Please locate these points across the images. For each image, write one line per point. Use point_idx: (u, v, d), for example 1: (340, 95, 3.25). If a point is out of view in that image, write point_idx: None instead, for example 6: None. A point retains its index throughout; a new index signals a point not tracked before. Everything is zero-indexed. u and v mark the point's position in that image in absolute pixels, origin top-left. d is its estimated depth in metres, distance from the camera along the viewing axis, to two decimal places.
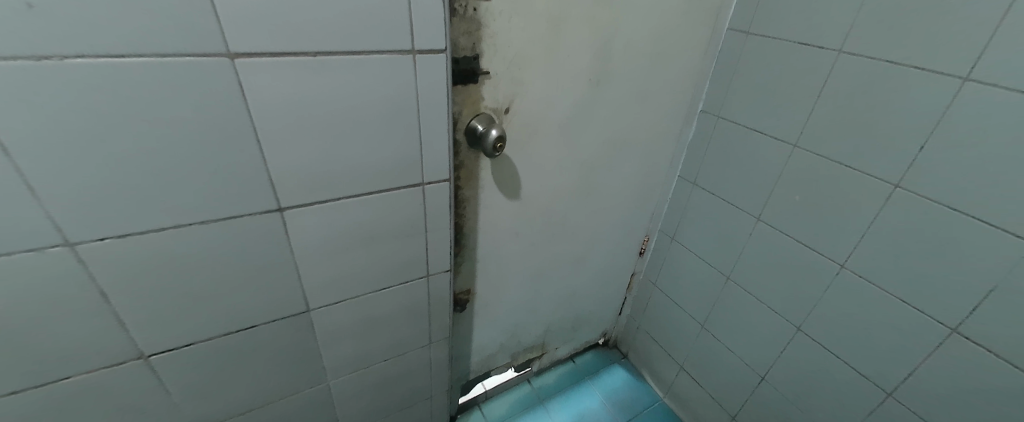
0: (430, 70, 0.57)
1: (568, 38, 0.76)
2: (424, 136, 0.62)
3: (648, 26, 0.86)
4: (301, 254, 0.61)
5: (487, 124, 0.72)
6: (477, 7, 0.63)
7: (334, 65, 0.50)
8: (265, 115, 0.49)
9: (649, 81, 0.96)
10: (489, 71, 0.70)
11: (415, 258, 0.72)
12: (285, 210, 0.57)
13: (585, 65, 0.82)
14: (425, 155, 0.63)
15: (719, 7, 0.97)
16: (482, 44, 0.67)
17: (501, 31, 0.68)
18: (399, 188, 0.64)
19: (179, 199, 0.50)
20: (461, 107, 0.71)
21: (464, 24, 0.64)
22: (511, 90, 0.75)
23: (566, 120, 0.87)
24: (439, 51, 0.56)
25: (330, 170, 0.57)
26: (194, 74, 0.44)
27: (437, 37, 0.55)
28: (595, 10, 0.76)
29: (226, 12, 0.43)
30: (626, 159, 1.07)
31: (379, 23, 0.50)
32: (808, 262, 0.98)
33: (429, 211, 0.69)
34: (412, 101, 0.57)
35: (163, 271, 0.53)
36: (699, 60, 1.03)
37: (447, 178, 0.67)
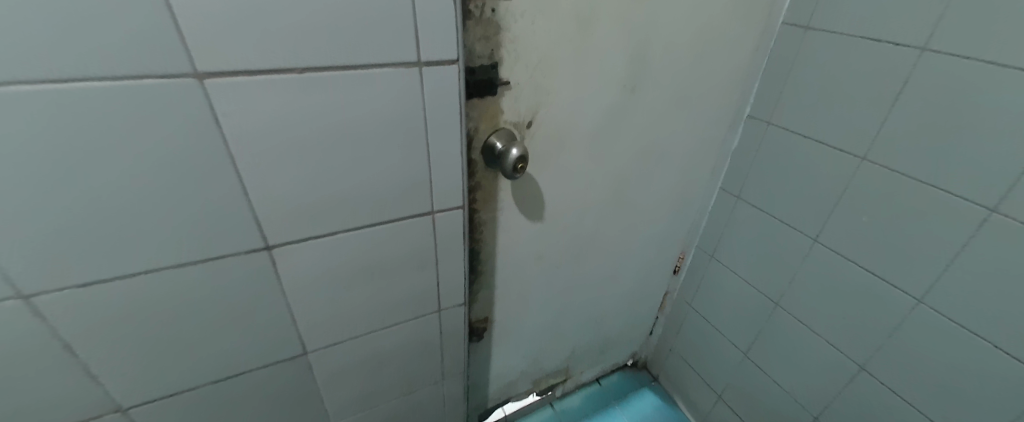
0: (440, 85, 0.48)
1: (600, 40, 0.66)
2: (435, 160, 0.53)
3: (691, 23, 0.75)
4: (297, 293, 0.54)
5: (507, 142, 0.63)
6: (495, 7, 0.54)
7: (325, 82, 0.42)
8: (245, 144, 0.42)
9: (691, 85, 0.85)
10: (509, 81, 0.61)
11: (426, 292, 0.64)
12: (273, 248, 0.49)
13: (619, 70, 0.72)
14: (435, 181, 0.54)
15: (774, 0, 0.85)
16: (502, 51, 0.58)
17: (524, 34, 0.58)
18: (406, 218, 0.55)
19: (148, 241, 0.43)
20: (477, 123, 0.62)
21: (480, 28, 0.55)
22: (535, 101, 0.65)
23: (598, 132, 0.77)
24: (451, 62, 0.47)
25: (325, 202, 0.49)
26: (156, 98, 0.37)
27: (449, 45, 0.46)
28: (631, 7, 0.65)
29: (189, 23, 0.35)
30: (663, 171, 0.96)
31: (378, 31, 0.41)
32: (876, 290, 0.85)
33: (441, 242, 0.60)
34: (419, 121, 0.49)
35: (136, 320, 0.47)
36: (748, 59, 0.91)
37: (460, 205, 0.58)
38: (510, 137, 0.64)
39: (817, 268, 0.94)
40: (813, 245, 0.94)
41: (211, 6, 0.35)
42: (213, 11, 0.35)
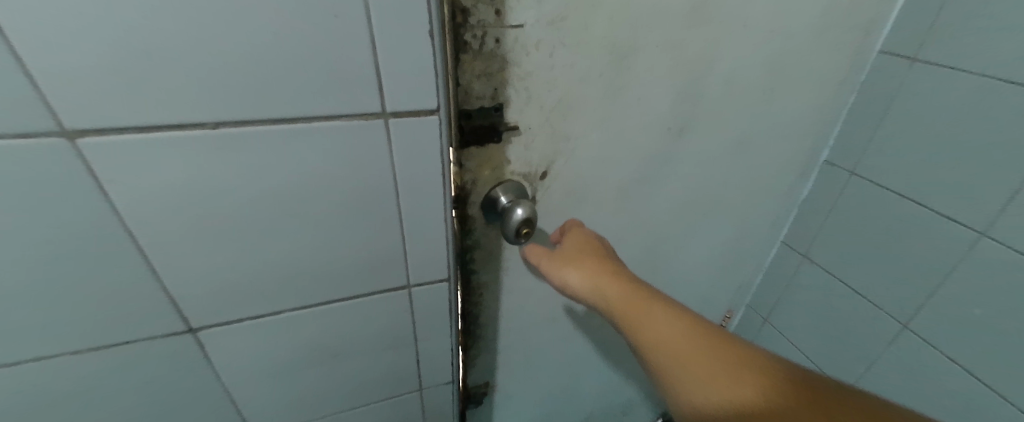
0: (411, 140, 0.38)
1: (643, 74, 0.50)
2: (408, 229, 0.44)
3: (765, 52, 0.58)
4: (234, 370, 0.46)
5: (512, 199, 0.51)
6: (499, 36, 0.40)
7: (257, 138, 0.33)
8: (149, 211, 0.34)
9: (758, 126, 0.67)
10: (517, 125, 0.47)
11: (402, 369, 0.56)
12: (198, 330, 0.42)
13: (667, 110, 0.56)
14: (409, 252, 0.45)
15: (873, 21, 0.66)
16: (508, 89, 0.44)
17: (539, 69, 0.44)
18: (376, 291, 0.47)
19: (40, 323, 0.36)
20: (475, 174, 0.49)
21: (478, 62, 0.41)
22: (551, 149, 0.51)
23: (632, 182, 0.62)
24: (428, 112, 0.37)
25: (274, 276, 0.41)
26: (15, 162, 0.29)
27: (424, 92, 0.36)
28: (687, 32, 0.49)
29: (44, 72, 0.26)
30: (714, 227, 0.79)
31: (320, 76, 0.32)
32: (967, 390, 0.70)
33: (419, 316, 0.51)
34: (387, 183, 0.40)
35: (48, 402, 0.41)
36: (833, 94, 0.72)
37: (445, 277, 0.49)
38: (517, 190, 0.52)
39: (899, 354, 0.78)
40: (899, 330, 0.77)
41: (72, 50, 0.26)
42: (78, 58, 0.26)
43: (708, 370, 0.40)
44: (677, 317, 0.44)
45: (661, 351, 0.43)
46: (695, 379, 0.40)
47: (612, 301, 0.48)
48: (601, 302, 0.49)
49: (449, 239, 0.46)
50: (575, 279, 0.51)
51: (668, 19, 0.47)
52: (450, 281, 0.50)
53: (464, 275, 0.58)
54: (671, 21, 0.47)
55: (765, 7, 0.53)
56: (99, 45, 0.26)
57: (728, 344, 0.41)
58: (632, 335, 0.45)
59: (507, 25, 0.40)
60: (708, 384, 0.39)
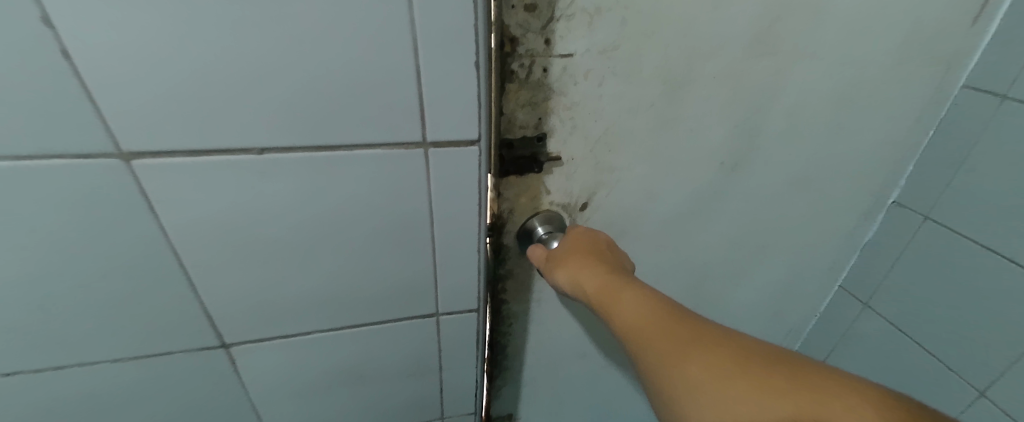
0: (447, 170, 0.37)
1: (697, 104, 0.47)
2: (441, 257, 0.42)
3: (830, 84, 0.53)
4: (260, 389, 0.46)
5: (550, 231, 0.49)
6: (547, 65, 0.39)
7: (300, 166, 0.33)
8: (191, 231, 0.34)
9: (820, 164, 0.62)
10: (560, 156, 0.45)
11: (426, 396, 0.55)
12: (231, 348, 0.42)
13: (719, 144, 0.52)
14: (439, 282, 0.44)
15: (959, 53, 0.59)
16: (552, 119, 0.42)
17: (586, 99, 0.42)
18: (404, 317, 0.46)
19: (88, 333, 0.38)
20: (512, 202, 0.48)
21: (522, 92, 0.40)
22: (594, 181, 0.49)
23: (678, 218, 0.58)
24: (468, 142, 0.36)
25: (305, 300, 0.41)
26: (76, 180, 0.30)
27: (465, 121, 0.35)
28: (745, 64, 0.46)
29: (109, 98, 0.27)
30: (762, 268, 0.73)
31: (363, 107, 0.32)
32: None
33: (446, 346, 0.50)
34: (421, 212, 0.39)
35: (86, 406, 0.42)
36: (907, 131, 0.66)
37: (475, 307, 0.48)
38: (556, 222, 0.49)
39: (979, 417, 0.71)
40: (984, 390, 0.70)
41: (136, 76, 0.27)
42: (140, 83, 0.27)
43: (704, 367, 0.31)
44: (673, 315, 0.35)
45: (650, 354, 0.34)
46: (693, 388, 0.31)
47: (604, 299, 0.40)
48: (595, 303, 0.41)
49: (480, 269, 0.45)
50: (568, 272, 0.44)
51: (727, 48, 0.44)
52: (479, 312, 0.49)
53: (495, 306, 0.57)
54: (731, 50, 0.44)
55: (833, 37, 0.49)
56: (161, 74, 0.27)
57: (739, 343, 0.32)
58: (622, 335, 0.37)
59: (554, 55, 0.38)
60: (708, 393, 0.30)
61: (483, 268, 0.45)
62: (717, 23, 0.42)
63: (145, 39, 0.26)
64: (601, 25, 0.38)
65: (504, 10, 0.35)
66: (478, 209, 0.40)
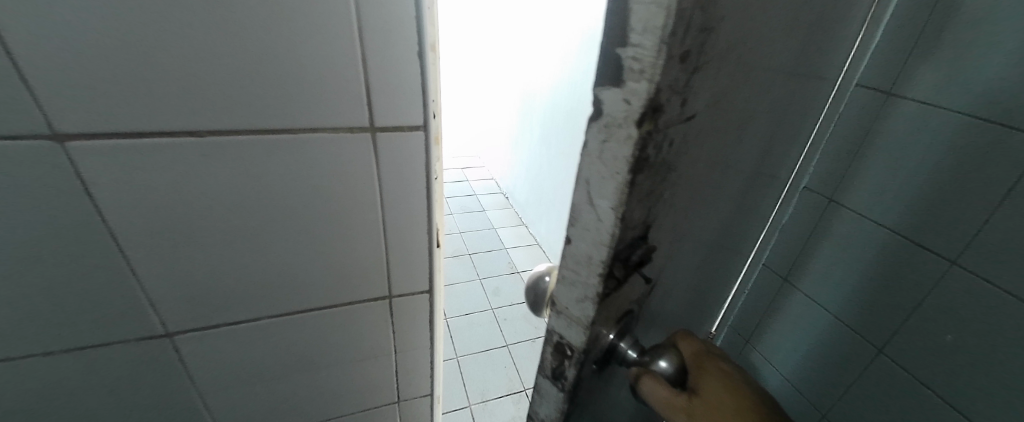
0: (393, 157, 0.35)
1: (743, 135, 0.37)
2: (392, 245, 0.40)
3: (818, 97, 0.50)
4: (211, 381, 0.41)
5: (642, 349, 0.31)
6: (681, 136, 0.22)
7: (243, 149, 0.31)
8: (125, 218, 0.31)
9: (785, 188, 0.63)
10: (658, 245, 0.28)
11: (386, 380, 0.51)
12: (175, 336, 0.37)
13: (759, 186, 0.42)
14: (392, 264, 0.41)
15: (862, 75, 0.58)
16: (669, 198, 0.25)
17: (699, 162, 0.26)
18: (357, 301, 0.42)
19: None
20: (599, 329, 0.29)
21: (651, 177, 0.22)
22: (674, 258, 0.32)
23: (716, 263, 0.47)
24: (413, 126, 0.34)
25: (246, 281, 0.37)
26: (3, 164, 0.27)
27: (408, 105, 0.33)
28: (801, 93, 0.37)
29: (38, 71, 0.25)
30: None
31: (297, 83, 0.30)
32: None
33: (403, 327, 0.47)
34: (372, 196, 0.36)
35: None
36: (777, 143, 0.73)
37: (425, 289, 0.45)
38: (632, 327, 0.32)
39: (878, 388, 0.62)
40: (871, 363, 0.62)
41: (78, 47, 0.25)
42: (84, 56, 0.25)
43: None
44: None
45: None
46: None
47: None
48: None
49: (424, 260, 0.43)
50: None
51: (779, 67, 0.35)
52: (433, 294, 0.46)
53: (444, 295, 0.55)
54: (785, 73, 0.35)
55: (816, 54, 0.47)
56: (99, 46, 0.25)
57: None
58: None
59: (694, 109, 0.22)
60: None
61: (428, 260, 0.43)
62: (812, 38, 0.30)
63: (91, 14, 0.25)
64: (738, 65, 0.23)
65: (653, 62, 0.18)
66: (425, 197, 0.38)
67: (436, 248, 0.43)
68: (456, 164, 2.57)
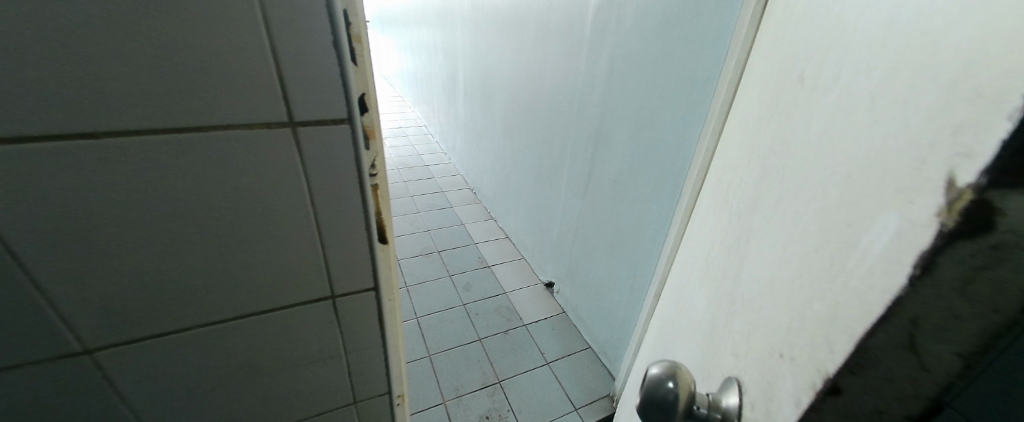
0: (319, 153, 0.34)
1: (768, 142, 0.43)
2: (329, 244, 0.39)
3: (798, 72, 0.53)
4: (141, 397, 0.39)
5: None
6: None
7: (149, 149, 0.30)
8: (19, 228, 0.29)
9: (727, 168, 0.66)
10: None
11: (338, 382, 0.49)
12: (96, 352, 0.35)
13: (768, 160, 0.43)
14: (331, 262, 0.40)
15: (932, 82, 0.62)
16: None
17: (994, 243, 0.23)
18: (298, 302, 0.41)
19: None
20: None
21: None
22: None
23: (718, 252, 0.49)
24: (337, 119, 0.33)
25: (171, 289, 0.35)
26: None
27: (330, 97, 0.32)
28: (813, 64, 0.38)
29: None
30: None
31: (201, 77, 0.29)
32: None
33: (351, 327, 0.45)
34: (300, 193, 0.35)
35: None
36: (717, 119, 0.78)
37: (371, 287, 0.44)
38: None
39: None
40: None
41: None
42: None
43: None
44: None
45: None
46: None
47: None
48: None
49: (365, 257, 0.41)
50: None
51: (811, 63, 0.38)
52: (380, 291, 0.45)
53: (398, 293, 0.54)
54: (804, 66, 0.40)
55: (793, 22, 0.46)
56: None
57: None
58: None
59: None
60: None
61: (370, 257, 0.42)
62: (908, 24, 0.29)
63: None
64: None
65: None
66: (358, 191, 0.37)
67: (380, 244, 0.42)
68: (422, 162, 2.54)
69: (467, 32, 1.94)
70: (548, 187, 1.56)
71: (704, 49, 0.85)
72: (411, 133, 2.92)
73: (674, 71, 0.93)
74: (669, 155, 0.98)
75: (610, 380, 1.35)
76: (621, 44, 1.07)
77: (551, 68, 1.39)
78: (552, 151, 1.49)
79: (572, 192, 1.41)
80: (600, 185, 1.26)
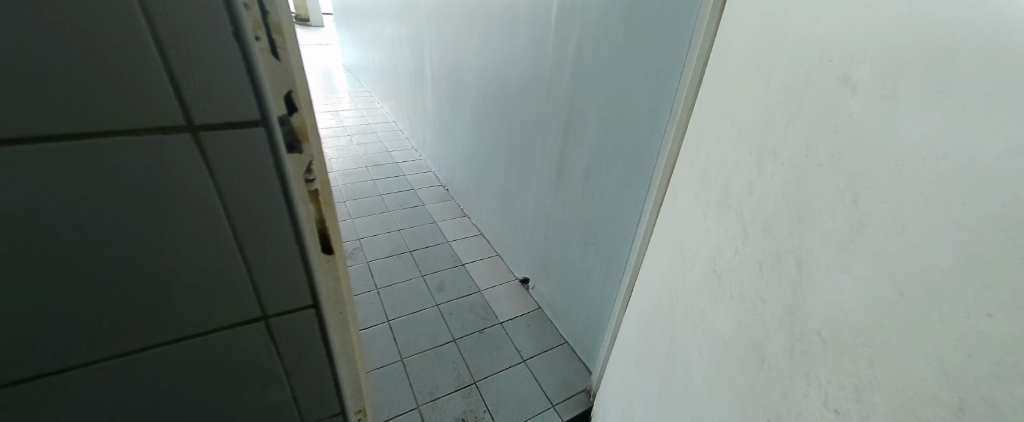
0: (228, 160, 0.30)
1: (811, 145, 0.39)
2: (253, 260, 0.35)
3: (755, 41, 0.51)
4: None
5: None
6: None
7: (8, 164, 0.25)
8: None
9: (690, 161, 0.64)
10: None
11: (283, 407, 0.45)
12: None
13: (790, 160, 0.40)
14: (259, 279, 0.36)
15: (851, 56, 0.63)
16: None
17: None
18: (224, 326, 0.37)
19: None
20: None
21: None
22: None
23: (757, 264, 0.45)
24: (250, 121, 0.29)
25: (64, 320, 0.31)
26: None
27: (238, 96, 0.28)
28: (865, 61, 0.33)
29: None
30: (655, 266, 0.76)
31: (68, 76, 0.24)
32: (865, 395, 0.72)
33: (291, 348, 0.41)
34: (213, 205, 0.31)
35: None
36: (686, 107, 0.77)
37: (310, 302, 0.40)
38: None
39: None
40: None
41: None
42: None
43: None
44: None
45: None
46: None
47: None
48: None
49: (299, 272, 0.37)
50: None
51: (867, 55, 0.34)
52: (322, 307, 0.41)
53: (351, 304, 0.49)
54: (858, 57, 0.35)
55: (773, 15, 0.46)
56: None
57: None
58: None
59: None
60: None
61: (304, 272, 0.38)
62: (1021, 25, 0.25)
63: None
64: None
65: None
66: (281, 200, 0.33)
67: (317, 257, 0.38)
68: (392, 159, 2.47)
69: (433, 24, 1.88)
70: (520, 182, 1.53)
71: (669, 39, 0.83)
72: (379, 130, 2.84)
73: (640, 62, 0.91)
74: (638, 148, 0.97)
75: (587, 373, 1.34)
76: (587, 35, 1.04)
77: (518, 60, 1.35)
78: (523, 146, 1.46)
79: (543, 186, 1.39)
80: (571, 179, 1.24)
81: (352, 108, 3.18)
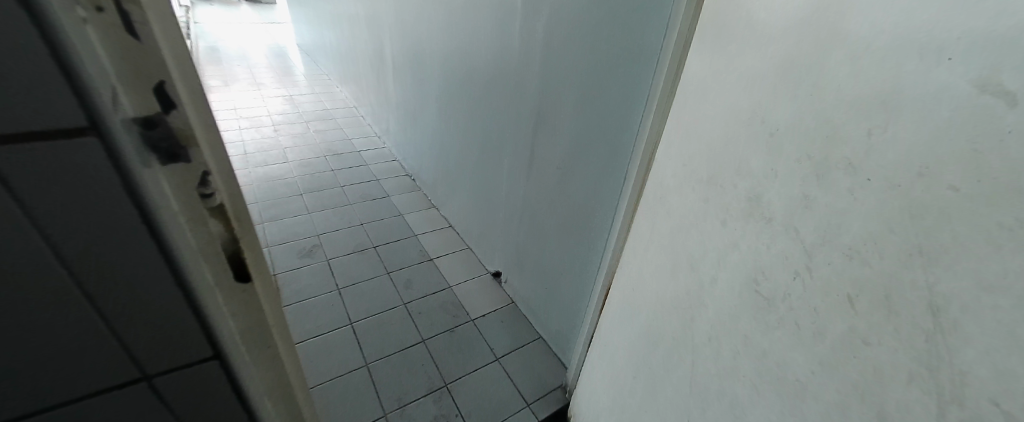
0: (43, 181, 0.21)
1: (860, 147, 0.31)
2: (108, 307, 0.26)
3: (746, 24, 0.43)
4: None
5: None
6: None
7: None
8: None
9: (671, 158, 0.59)
10: None
11: None
12: None
13: (881, 175, 0.30)
14: (131, 330, 0.27)
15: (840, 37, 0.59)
16: None
17: None
18: (88, 394, 0.28)
19: None
20: None
21: None
22: None
23: (792, 275, 0.38)
24: (76, 127, 0.21)
25: None
26: None
27: (42, 92, 0.19)
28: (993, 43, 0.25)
29: None
30: (636, 267, 0.70)
31: None
32: None
33: (193, 408, 0.33)
34: (34, 244, 0.22)
35: None
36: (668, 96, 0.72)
37: (213, 350, 0.31)
38: None
39: None
40: None
41: None
42: None
43: None
44: None
45: None
46: None
47: None
48: None
49: (187, 316, 0.29)
50: None
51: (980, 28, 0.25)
52: (232, 354, 0.32)
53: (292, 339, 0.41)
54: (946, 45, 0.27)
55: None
56: None
57: None
58: None
59: None
60: None
61: (195, 314, 0.29)
62: None
63: None
64: None
65: None
66: (141, 226, 0.24)
67: (217, 294, 0.30)
68: (353, 148, 2.33)
69: (392, 3, 1.75)
70: (489, 173, 1.45)
71: (642, 21, 0.76)
72: (339, 116, 2.68)
73: (613, 46, 0.84)
74: (612, 138, 0.91)
75: (563, 370, 1.30)
76: (555, 15, 0.96)
77: (483, 43, 1.26)
78: (492, 134, 1.37)
79: (514, 177, 1.32)
80: (543, 169, 1.17)
81: (309, 93, 2.99)
